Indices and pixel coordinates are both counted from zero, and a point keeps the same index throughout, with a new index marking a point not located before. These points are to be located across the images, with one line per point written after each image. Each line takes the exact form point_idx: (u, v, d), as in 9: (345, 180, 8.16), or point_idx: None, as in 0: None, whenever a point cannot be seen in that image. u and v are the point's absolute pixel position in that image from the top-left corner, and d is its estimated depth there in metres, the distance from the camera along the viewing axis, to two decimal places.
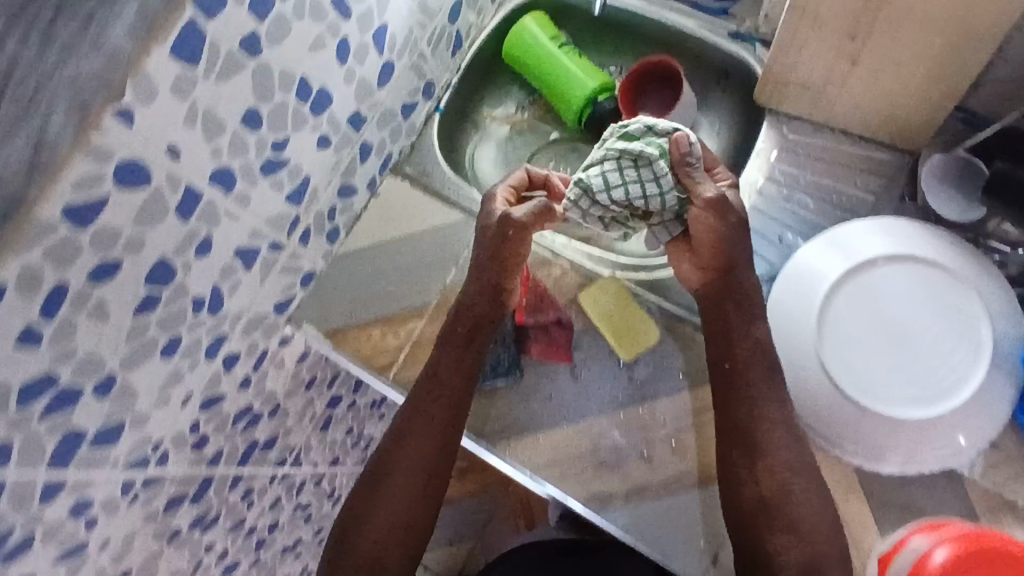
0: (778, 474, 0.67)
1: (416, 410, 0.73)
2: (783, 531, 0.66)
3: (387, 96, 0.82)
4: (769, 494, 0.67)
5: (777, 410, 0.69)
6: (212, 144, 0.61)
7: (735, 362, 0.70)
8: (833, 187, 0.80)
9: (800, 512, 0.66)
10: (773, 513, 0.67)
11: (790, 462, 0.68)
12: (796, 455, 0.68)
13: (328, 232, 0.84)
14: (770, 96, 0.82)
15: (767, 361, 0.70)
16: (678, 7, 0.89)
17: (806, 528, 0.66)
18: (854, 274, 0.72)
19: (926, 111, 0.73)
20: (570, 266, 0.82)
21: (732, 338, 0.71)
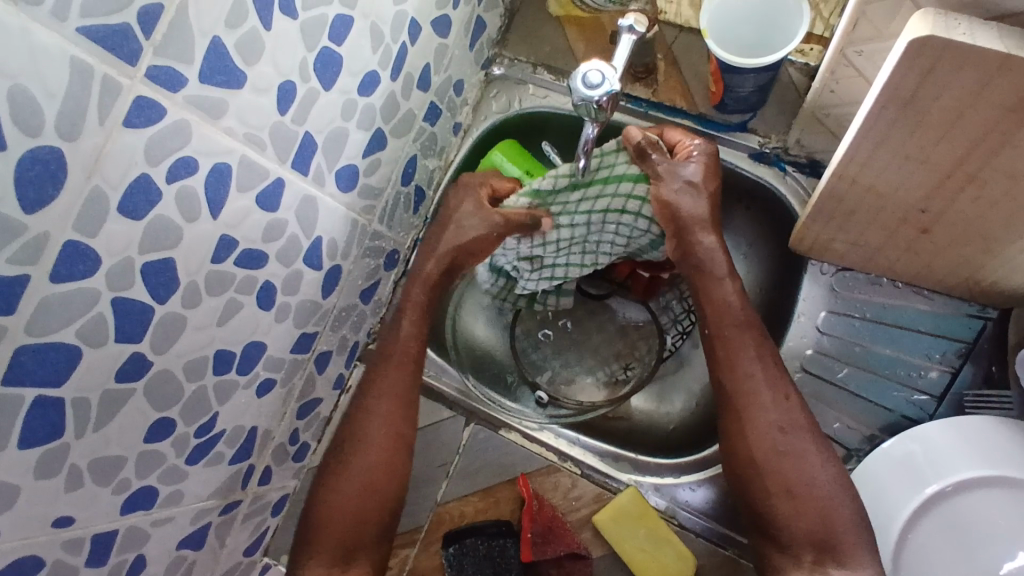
0: (770, 417, 0.61)
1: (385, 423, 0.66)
2: (778, 481, 0.60)
3: (338, 298, 0.69)
4: (761, 452, 0.61)
5: (767, 386, 0.62)
6: (112, 483, 0.51)
7: (730, 376, 0.63)
8: (898, 357, 0.65)
9: (802, 469, 0.60)
10: (756, 439, 0.61)
11: (779, 423, 0.61)
12: (785, 415, 0.61)
13: (294, 454, 0.72)
14: (809, 248, 0.66)
15: (758, 353, 0.63)
16: (683, 121, 0.72)
17: (806, 491, 0.59)
18: (933, 502, 0.57)
19: (1011, 281, 0.58)
20: (580, 473, 0.70)
21: (726, 339, 0.64)
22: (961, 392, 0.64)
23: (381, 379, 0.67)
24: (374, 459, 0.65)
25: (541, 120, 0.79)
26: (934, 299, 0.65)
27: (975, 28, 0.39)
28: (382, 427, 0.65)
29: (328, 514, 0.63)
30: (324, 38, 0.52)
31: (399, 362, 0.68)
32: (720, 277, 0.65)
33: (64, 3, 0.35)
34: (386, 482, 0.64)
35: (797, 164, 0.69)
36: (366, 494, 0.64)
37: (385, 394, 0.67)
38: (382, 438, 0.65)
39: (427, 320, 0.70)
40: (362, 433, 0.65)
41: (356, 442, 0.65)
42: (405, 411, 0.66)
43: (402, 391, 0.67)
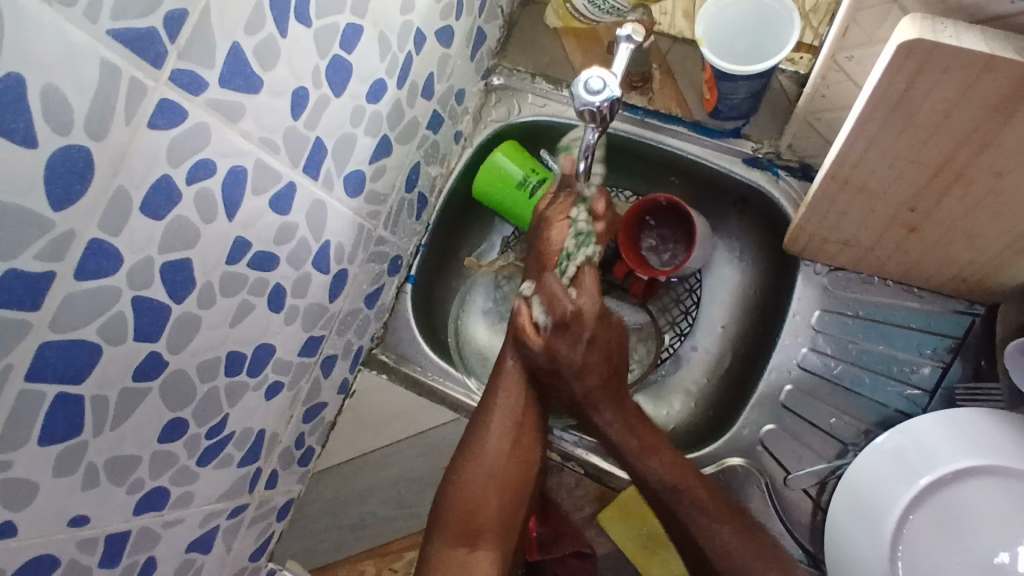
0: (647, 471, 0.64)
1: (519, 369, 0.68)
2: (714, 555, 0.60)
3: (344, 303, 0.70)
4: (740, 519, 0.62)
5: (644, 456, 0.64)
6: (126, 482, 0.52)
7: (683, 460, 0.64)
8: (891, 354, 0.68)
9: (726, 541, 0.60)
10: (733, 510, 0.62)
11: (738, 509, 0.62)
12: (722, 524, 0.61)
13: (299, 458, 0.73)
14: (802, 249, 0.68)
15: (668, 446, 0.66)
16: (678, 128, 0.75)
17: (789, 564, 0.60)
18: (915, 506, 0.59)
19: (999, 277, 0.60)
20: (585, 472, 0.70)
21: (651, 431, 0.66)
22: (952, 387, 0.66)
23: (509, 367, 0.68)
24: (496, 447, 0.64)
25: (541, 128, 0.81)
26: (924, 297, 0.67)
27: (961, 31, 0.41)
28: (511, 403, 0.66)
29: (454, 505, 0.63)
30: (335, 46, 0.54)
31: (519, 353, 0.69)
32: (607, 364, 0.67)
33: (97, 6, 0.36)
34: (516, 471, 0.64)
35: (790, 168, 0.71)
36: (489, 486, 0.63)
37: (517, 373, 0.68)
38: (507, 419, 0.66)
39: (561, 307, 0.73)
40: (486, 430, 0.65)
41: (480, 425, 0.66)
42: (534, 388, 0.68)
43: (526, 374, 0.68)
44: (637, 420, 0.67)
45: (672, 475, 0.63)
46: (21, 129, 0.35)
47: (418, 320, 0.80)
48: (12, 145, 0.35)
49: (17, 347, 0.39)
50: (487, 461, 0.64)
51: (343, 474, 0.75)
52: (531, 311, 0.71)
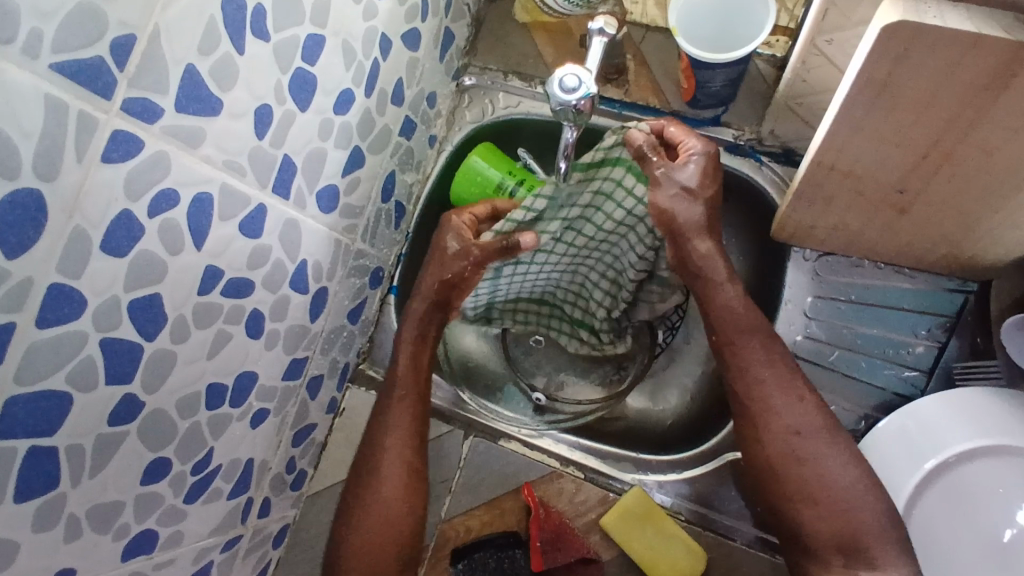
0: (764, 367, 0.63)
1: (397, 396, 0.67)
2: (783, 457, 0.61)
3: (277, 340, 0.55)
4: (781, 442, 0.62)
5: (756, 344, 0.64)
6: (111, 530, 0.50)
7: (734, 352, 0.64)
8: (886, 336, 0.66)
9: (808, 460, 0.61)
10: (770, 432, 0.62)
11: (796, 427, 0.62)
12: (800, 417, 0.62)
13: (291, 482, 0.71)
14: (790, 235, 0.66)
15: (765, 345, 0.64)
16: (657, 118, 0.73)
17: (824, 492, 0.60)
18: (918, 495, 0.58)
19: (990, 253, 0.59)
20: (584, 477, 0.69)
21: (727, 322, 0.65)
22: (950, 365, 0.65)
23: (393, 411, 0.67)
24: (386, 494, 0.65)
25: (516, 127, 0.79)
26: (916, 277, 0.67)
27: (945, 11, 0.40)
28: (399, 445, 0.66)
29: (351, 552, 0.64)
30: (296, 59, 0.51)
31: (400, 396, 0.67)
32: (720, 282, 0.65)
33: (35, 39, 0.34)
34: (410, 509, 0.65)
35: (772, 154, 0.70)
36: (383, 520, 0.64)
37: (398, 418, 0.67)
38: (394, 471, 0.65)
39: (428, 352, 0.70)
40: (376, 468, 0.66)
41: (369, 477, 0.66)
42: (418, 425, 0.67)
43: (410, 414, 0.67)
44: (728, 317, 0.65)
45: (775, 377, 0.63)
46: None
47: None
48: None
49: None
50: (379, 507, 0.64)
51: (338, 495, 0.73)
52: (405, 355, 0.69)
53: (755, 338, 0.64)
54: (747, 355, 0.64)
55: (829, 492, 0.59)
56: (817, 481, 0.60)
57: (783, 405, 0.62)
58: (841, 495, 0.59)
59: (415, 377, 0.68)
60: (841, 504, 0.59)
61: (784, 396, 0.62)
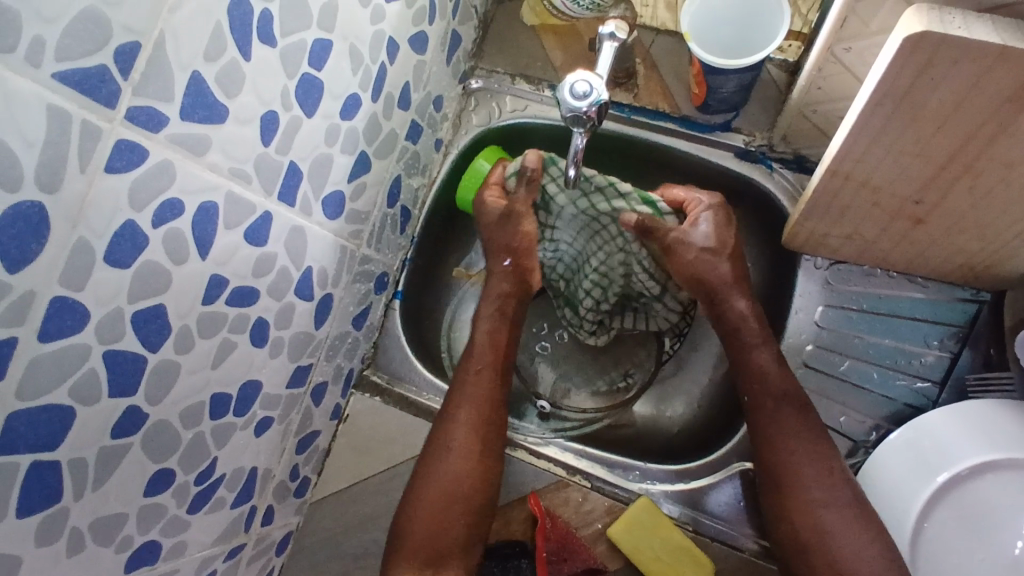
0: (802, 439, 0.63)
1: (472, 370, 0.69)
2: (811, 528, 0.60)
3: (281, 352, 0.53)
4: (809, 518, 0.61)
5: (799, 413, 0.63)
6: (114, 542, 0.49)
7: (771, 417, 0.64)
8: (897, 346, 0.66)
9: (834, 535, 0.59)
10: (799, 503, 0.61)
11: (823, 499, 0.61)
12: (807, 438, 0.63)
13: (295, 489, 0.70)
14: (802, 243, 0.66)
15: (806, 413, 0.63)
16: (666, 123, 0.72)
17: (849, 562, 0.58)
18: (930, 512, 0.57)
19: (1006, 265, 0.58)
20: (590, 486, 0.68)
21: (770, 383, 0.64)
22: (962, 377, 0.64)
23: (469, 383, 0.68)
24: (458, 464, 0.65)
25: (523, 131, 0.78)
26: (928, 286, 0.66)
27: (971, 21, 0.39)
28: (472, 419, 0.66)
29: (416, 526, 0.63)
30: (303, 64, 0.50)
31: (478, 368, 0.69)
32: (755, 342, 0.66)
33: (38, 47, 0.33)
34: (479, 481, 0.65)
35: (783, 160, 0.69)
36: (451, 490, 0.64)
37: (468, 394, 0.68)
38: (460, 446, 0.65)
39: (509, 333, 0.71)
40: (447, 436, 0.66)
41: (441, 443, 0.66)
42: (493, 402, 0.68)
43: (485, 390, 0.68)
44: (769, 385, 0.65)
45: (814, 450, 0.62)
46: None
47: (409, 337, 0.77)
48: None
49: None
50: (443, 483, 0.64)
51: (341, 502, 0.72)
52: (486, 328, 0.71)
53: (793, 408, 0.63)
54: (787, 423, 0.63)
55: (856, 567, 0.58)
56: (839, 554, 0.59)
57: (795, 428, 0.63)
58: (833, 525, 0.60)
59: (490, 357, 0.70)
60: (825, 530, 0.60)
61: (795, 417, 0.63)
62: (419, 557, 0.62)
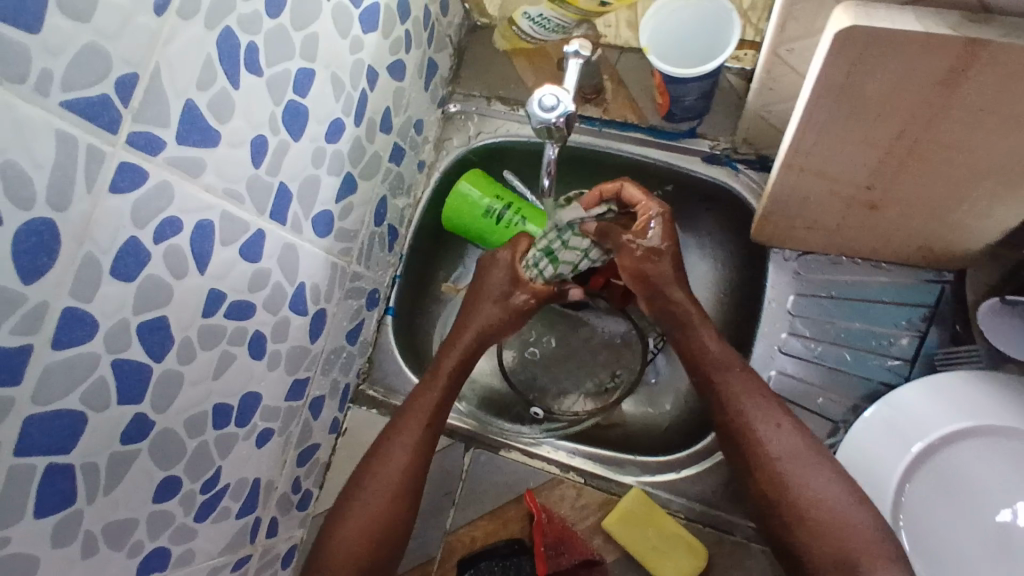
0: (770, 437, 0.63)
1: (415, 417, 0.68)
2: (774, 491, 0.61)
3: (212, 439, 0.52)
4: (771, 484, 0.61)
5: (756, 410, 0.64)
6: (125, 548, 0.51)
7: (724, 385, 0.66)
8: (869, 329, 0.68)
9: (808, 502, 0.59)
10: (760, 474, 0.62)
11: (779, 452, 0.62)
12: (787, 447, 0.62)
13: (298, 502, 0.72)
14: (769, 238, 0.70)
15: (757, 388, 0.65)
16: (636, 133, 0.76)
17: (840, 551, 0.57)
18: (907, 480, 0.60)
19: (964, 242, 0.62)
20: (584, 482, 0.71)
21: (721, 359, 0.67)
22: (932, 353, 0.67)
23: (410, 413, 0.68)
24: (363, 513, 0.63)
25: (502, 149, 0.83)
26: (892, 270, 0.69)
27: (895, 13, 0.43)
28: (400, 468, 0.65)
29: (353, 523, 0.63)
30: (288, 92, 0.55)
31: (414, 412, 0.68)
32: (695, 324, 0.69)
33: (46, 78, 0.37)
34: (395, 526, 0.64)
35: (747, 161, 0.73)
36: (377, 525, 0.63)
37: (419, 425, 0.67)
38: (393, 504, 0.64)
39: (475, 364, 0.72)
40: (359, 491, 0.65)
41: (353, 493, 0.65)
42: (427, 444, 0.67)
43: (415, 441, 0.66)
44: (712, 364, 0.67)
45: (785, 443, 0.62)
46: None
47: (402, 350, 0.81)
48: None
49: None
50: (374, 500, 0.64)
51: None
52: (467, 334, 0.72)
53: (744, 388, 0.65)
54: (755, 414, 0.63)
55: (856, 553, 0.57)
56: (815, 516, 0.59)
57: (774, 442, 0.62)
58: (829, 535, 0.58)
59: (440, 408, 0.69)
60: (818, 503, 0.59)
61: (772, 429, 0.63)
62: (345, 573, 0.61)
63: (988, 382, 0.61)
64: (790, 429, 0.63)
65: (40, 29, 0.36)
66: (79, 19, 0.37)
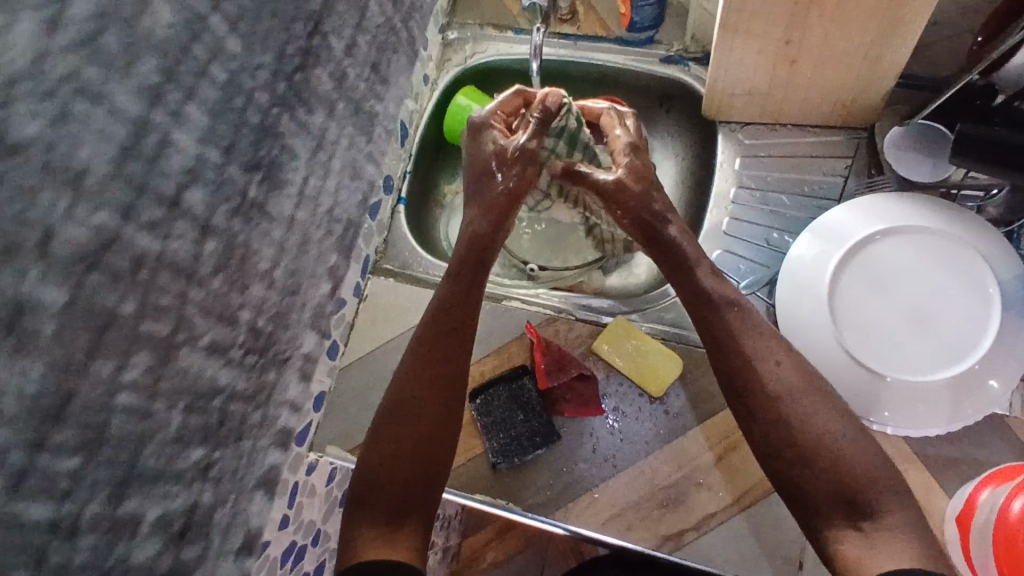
0: (772, 373, 0.60)
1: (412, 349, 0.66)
2: (788, 435, 0.58)
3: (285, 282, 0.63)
4: (776, 425, 0.59)
5: (759, 350, 0.62)
6: None
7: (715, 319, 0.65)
8: (802, 178, 0.83)
9: (830, 442, 0.57)
10: (769, 416, 0.59)
11: (779, 389, 0.60)
12: (788, 379, 0.60)
13: (328, 349, 0.80)
14: (718, 110, 0.85)
15: (750, 321, 0.64)
16: (605, 44, 0.92)
17: (869, 489, 0.55)
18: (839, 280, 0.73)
19: (870, 91, 0.77)
20: (574, 318, 0.82)
21: (705, 294, 0.66)
22: (853, 193, 0.81)
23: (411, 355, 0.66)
24: (371, 461, 0.61)
25: (493, 70, 0.98)
26: (818, 132, 0.84)
27: None
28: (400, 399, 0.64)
29: (367, 475, 0.61)
30: None
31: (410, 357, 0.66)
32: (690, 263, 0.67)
33: None
34: (411, 479, 0.60)
35: (697, 59, 0.89)
36: (397, 476, 0.60)
37: (412, 370, 0.65)
38: (404, 456, 0.61)
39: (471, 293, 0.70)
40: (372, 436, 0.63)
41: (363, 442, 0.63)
42: (422, 377, 0.64)
43: (409, 373, 0.65)
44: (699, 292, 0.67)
45: (789, 377, 0.60)
46: None
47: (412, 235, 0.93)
48: None
49: None
50: (379, 455, 0.61)
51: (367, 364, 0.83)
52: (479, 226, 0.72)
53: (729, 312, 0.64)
54: (749, 346, 0.62)
55: (876, 497, 0.55)
56: (841, 457, 0.56)
57: (778, 377, 0.60)
58: (859, 476, 0.56)
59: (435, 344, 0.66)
60: (839, 444, 0.57)
61: (772, 361, 0.61)
62: (375, 524, 0.58)
63: (895, 198, 0.75)
64: (782, 357, 0.61)
65: None
66: None
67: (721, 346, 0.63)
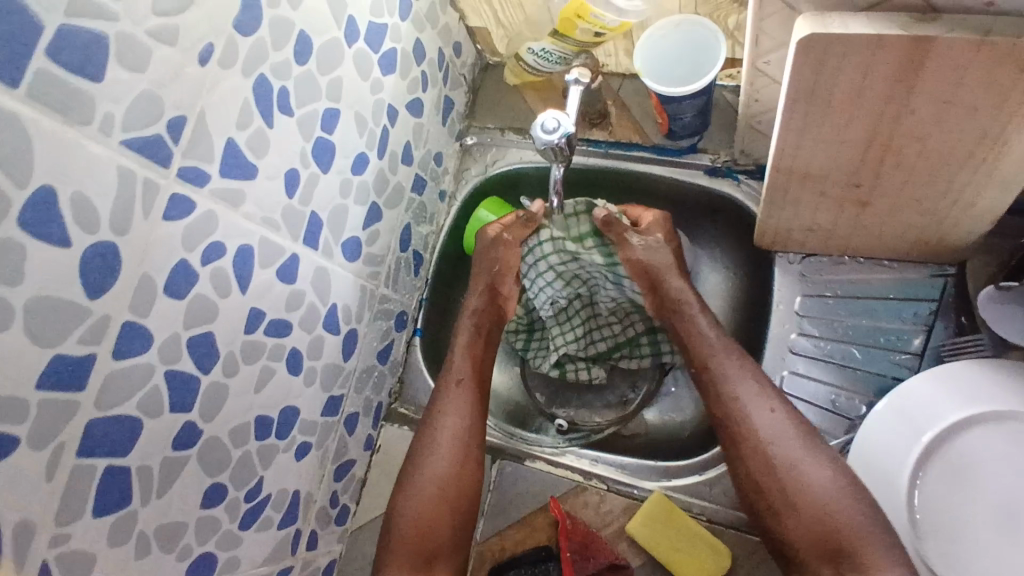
0: (815, 468, 0.63)
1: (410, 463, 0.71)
2: (818, 521, 0.61)
3: None
4: (811, 512, 0.62)
5: (794, 436, 0.65)
6: (175, 550, 0.56)
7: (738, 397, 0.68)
8: (875, 326, 0.70)
9: (860, 530, 0.60)
10: (804, 502, 0.63)
11: (811, 475, 0.63)
12: (825, 468, 0.63)
13: (336, 516, 0.76)
14: (774, 243, 0.72)
15: (771, 402, 0.67)
16: (641, 152, 0.81)
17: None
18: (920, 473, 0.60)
19: (957, 234, 0.64)
20: (607, 488, 0.74)
21: (727, 375, 0.69)
22: (939, 346, 0.68)
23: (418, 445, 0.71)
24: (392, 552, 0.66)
25: (516, 177, 0.88)
26: (895, 268, 0.71)
27: (848, 19, 0.46)
28: (411, 508, 0.68)
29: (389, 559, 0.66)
30: (316, 129, 0.61)
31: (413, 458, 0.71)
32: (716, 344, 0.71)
33: (108, 121, 0.42)
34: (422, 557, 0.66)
35: (748, 172, 0.77)
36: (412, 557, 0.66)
37: (427, 462, 0.69)
38: (414, 534, 0.67)
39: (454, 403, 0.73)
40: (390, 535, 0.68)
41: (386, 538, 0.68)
42: (439, 462, 0.69)
43: (421, 468, 0.70)
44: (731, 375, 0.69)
45: (836, 471, 0.63)
46: (57, 233, 0.41)
47: (430, 370, 0.85)
48: (48, 247, 0.40)
49: (69, 426, 0.44)
50: (401, 536, 0.67)
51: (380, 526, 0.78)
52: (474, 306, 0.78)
53: (747, 389, 0.68)
54: (764, 429, 0.66)
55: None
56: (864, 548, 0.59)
57: (813, 466, 0.63)
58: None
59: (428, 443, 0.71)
60: (863, 537, 0.59)
61: (809, 449, 0.64)
62: None
63: (988, 371, 0.62)
64: (821, 453, 0.64)
65: (104, 79, 0.41)
66: (137, 71, 0.43)
67: (755, 433, 0.66)
